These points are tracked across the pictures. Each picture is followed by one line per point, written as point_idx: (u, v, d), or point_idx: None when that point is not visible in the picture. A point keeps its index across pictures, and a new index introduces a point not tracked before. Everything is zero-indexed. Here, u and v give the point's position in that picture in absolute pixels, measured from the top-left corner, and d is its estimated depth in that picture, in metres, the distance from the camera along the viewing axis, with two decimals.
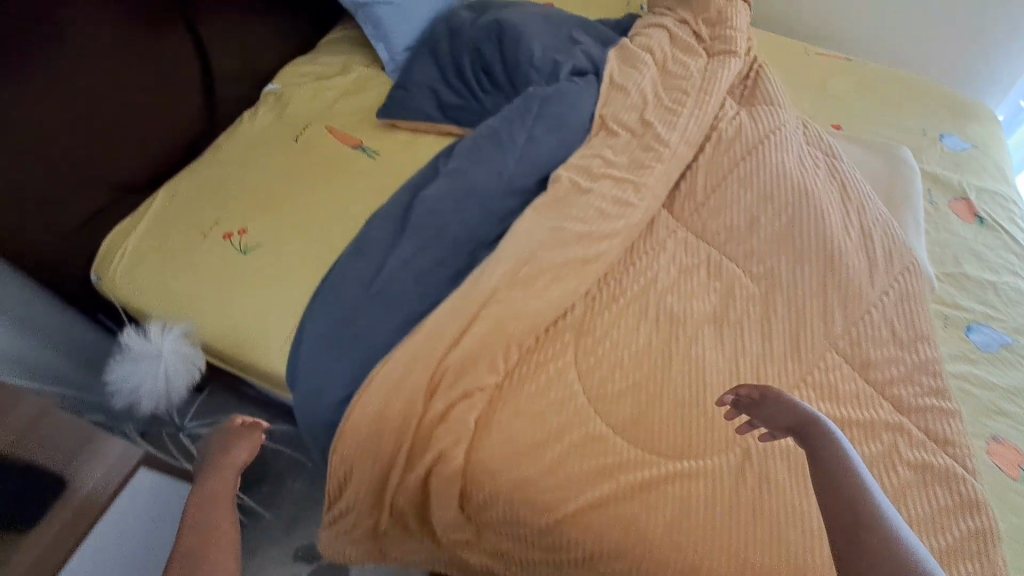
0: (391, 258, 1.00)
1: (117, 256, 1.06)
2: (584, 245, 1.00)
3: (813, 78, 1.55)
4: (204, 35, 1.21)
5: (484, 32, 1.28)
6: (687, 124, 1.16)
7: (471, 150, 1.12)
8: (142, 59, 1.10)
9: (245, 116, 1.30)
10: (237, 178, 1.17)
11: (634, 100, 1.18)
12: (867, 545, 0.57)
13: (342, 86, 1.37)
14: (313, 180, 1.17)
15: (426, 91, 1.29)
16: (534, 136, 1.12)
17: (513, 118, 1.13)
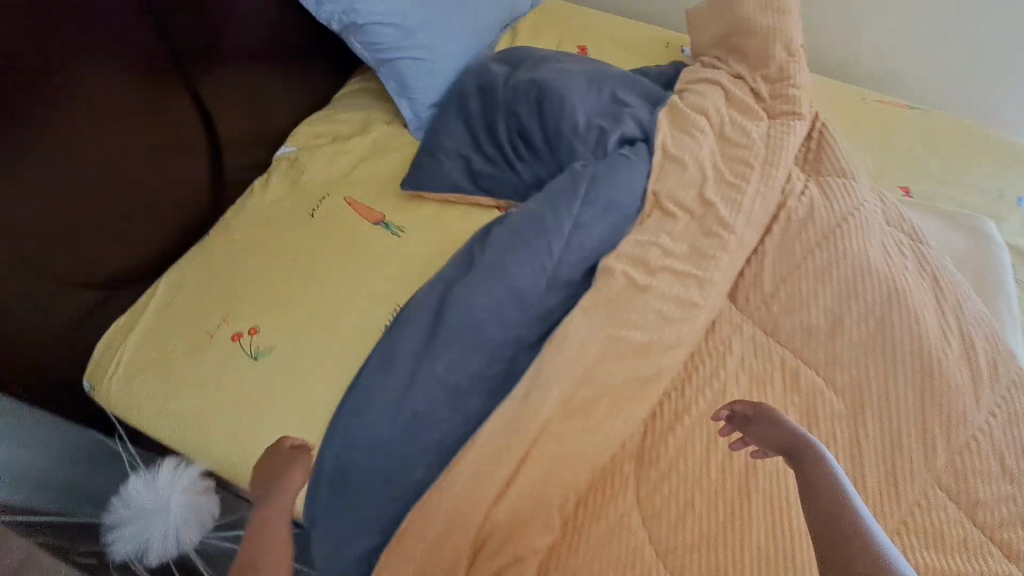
0: (422, 377, 0.88)
1: (113, 364, 0.94)
2: (647, 361, 0.87)
3: (875, 133, 1.42)
4: (210, 102, 1.08)
5: (520, 94, 1.15)
6: (754, 204, 1.02)
7: (510, 236, 0.99)
8: (141, 138, 0.97)
9: (255, 185, 1.17)
10: (247, 264, 1.05)
11: (691, 174, 1.05)
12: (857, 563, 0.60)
13: (361, 149, 1.26)
14: (335, 266, 1.06)
15: (456, 158, 1.16)
16: (582, 221, 0.99)
17: (559, 200, 0.99)
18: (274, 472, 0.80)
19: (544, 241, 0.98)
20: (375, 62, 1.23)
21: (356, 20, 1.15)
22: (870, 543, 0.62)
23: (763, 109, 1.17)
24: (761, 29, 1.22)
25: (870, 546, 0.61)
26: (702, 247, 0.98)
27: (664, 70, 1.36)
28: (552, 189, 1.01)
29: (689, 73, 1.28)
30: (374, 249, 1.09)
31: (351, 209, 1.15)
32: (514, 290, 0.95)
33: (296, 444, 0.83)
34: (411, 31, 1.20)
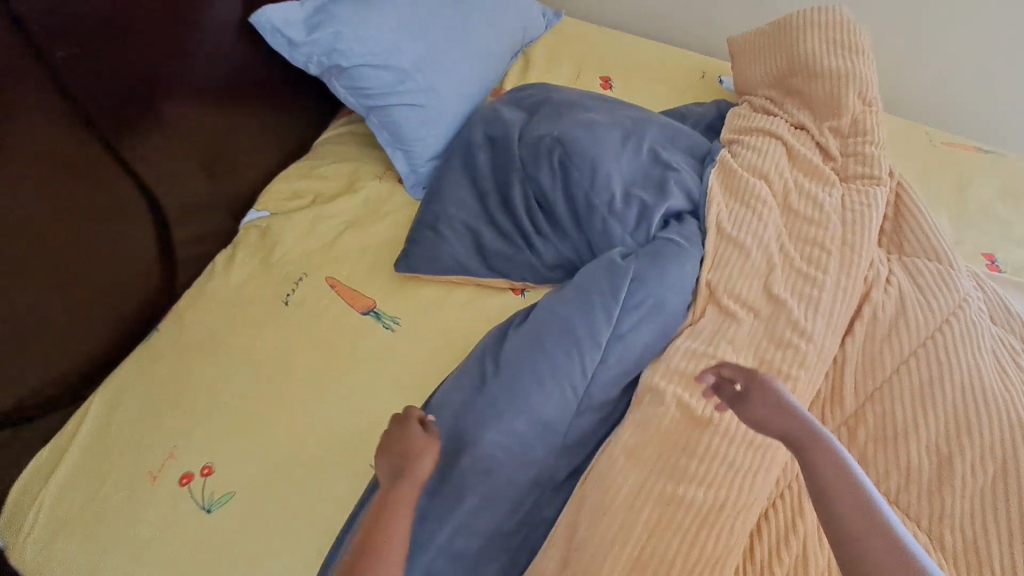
0: (418, 541, 0.69)
1: (31, 514, 0.76)
2: (708, 526, 0.68)
3: (950, 183, 1.21)
4: (147, 163, 0.87)
5: (541, 155, 0.94)
6: (834, 300, 0.82)
7: (527, 344, 0.78)
8: (49, 221, 0.77)
9: (217, 264, 0.98)
10: (206, 371, 0.87)
11: (753, 262, 0.85)
12: None
13: (347, 213, 1.05)
14: (314, 372, 0.88)
15: (462, 230, 0.95)
16: (622, 330, 0.79)
17: (593, 300, 0.79)
18: (404, 453, 0.64)
19: (575, 356, 0.77)
20: (364, 108, 1.02)
21: (340, 62, 0.95)
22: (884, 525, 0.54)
23: (835, 171, 0.95)
24: (829, 69, 1.00)
25: (893, 545, 0.53)
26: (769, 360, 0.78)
27: (705, 112, 1.14)
28: (581, 283, 0.82)
29: (735, 120, 1.07)
30: (363, 350, 0.90)
31: (335, 294, 0.95)
32: (540, 424, 0.74)
33: (427, 424, 0.67)
34: (407, 72, 0.99)
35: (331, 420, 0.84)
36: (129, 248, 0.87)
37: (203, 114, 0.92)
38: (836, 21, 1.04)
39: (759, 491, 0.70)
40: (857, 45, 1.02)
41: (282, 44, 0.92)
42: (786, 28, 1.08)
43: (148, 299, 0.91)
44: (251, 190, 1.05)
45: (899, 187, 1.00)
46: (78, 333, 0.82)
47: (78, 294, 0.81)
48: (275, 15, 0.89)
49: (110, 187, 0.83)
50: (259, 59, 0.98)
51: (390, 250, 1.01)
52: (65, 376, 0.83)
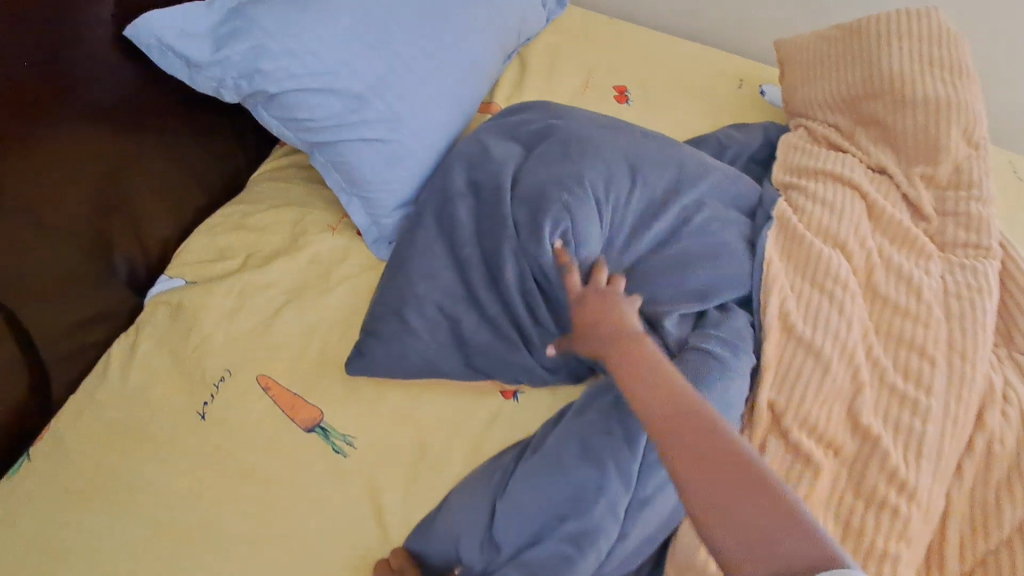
0: None
1: None
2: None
3: None
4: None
5: (542, 218, 0.70)
6: (942, 433, 0.60)
7: (526, 496, 0.61)
8: None
9: (116, 358, 0.75)
10: (92, 523, 0.64)
11: (833, 377, 0.62)
12: (705, 495, 0.48)
13: (289, 280, 0.80)
14: (239, 519, 0.65)
15: (437, 319, 0.71)
16: (647, 491, 0.60)
17: (606, 441, 0.61)
18: None
19: (583, 523, 0.57)
20: (306, 144, 0.76)
21: (266, 87, 0.69)
22: (716, 433, 0.51)
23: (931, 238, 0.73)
24: (924, 97, 0.77)
25: (724, 445, 0.50)
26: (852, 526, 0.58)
27: (752, 141, 0.89)
28: (588, 411, 0.65)
29: (792, 154, 0.82)
30: (305, 487, 0.67)
31: (271, 401, 0.72)
32: None
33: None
34: (362, 97, 0.73)
35: None
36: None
37: (82, 171, 0.71)
38: (931, 33, 0.80)
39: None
40: (958, 68, 0.78)
41: (180, 65, 0.67)
42: (864, 36, 0.83)
43: (16, 421, 0.68)
44: (162, 254, 0.83)
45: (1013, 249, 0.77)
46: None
47: None
48: (165, 25, 0.64)
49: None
50: (156, 97, 0.79)
51: (343, 334, 0.77)
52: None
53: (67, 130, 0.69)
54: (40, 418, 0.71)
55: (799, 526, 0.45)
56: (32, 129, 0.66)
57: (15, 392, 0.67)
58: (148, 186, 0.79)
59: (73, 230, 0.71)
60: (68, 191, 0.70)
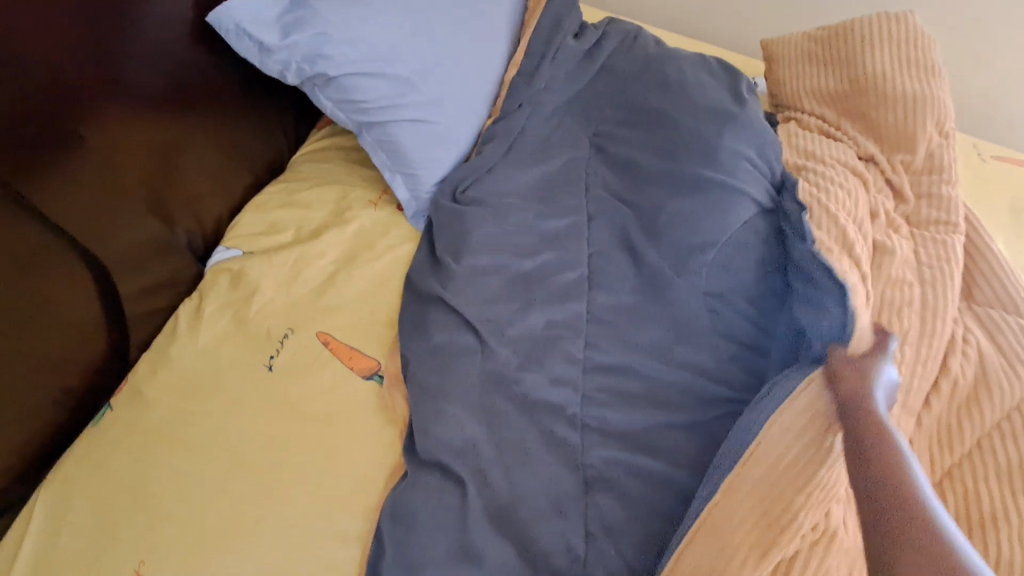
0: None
1: None
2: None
3: (986, 192, 1.20)
4: (116, 200, 0.74)
5: (663, 134, 0.95)
6: (910, 368, 0.77)
7: (476, 321, 0.80)
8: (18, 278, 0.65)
9: (181, 317, 0.80)
10: (177, 468, 0.70)
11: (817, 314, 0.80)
12: (888, 71, 1.00)
13: (338, 247, 0.88)
14: (313, 461, 0.72)
15: (516, 166, 0.92)
16: (506, 208, 0.89)
17: (508, 181, 0.91)
18: None
19: (573, 361, 0.81)
20: (356, 125, 0.85)
21: (327, 70, 0.78)
22: (924, 57, 1.01)
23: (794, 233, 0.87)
24: (900, 49, 1.01)
25: (913, 60, 1.00)
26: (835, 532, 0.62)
27: (629, 28, 1.09)
28: (502, 164, 0.92)
29: (787, 126, 1.05)
30: (371, 430, 0.75)
31: (330, 354, 0.79)
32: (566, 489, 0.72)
33: None
34: (408, 82, 0.82)
35: (325, 533, 0.68)
36: (85, 305, 0.72)
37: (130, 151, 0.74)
38: (912, 35, 1.03)
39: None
40: (912, 68, 1.00)
41: (250, 48, 0.75)
42: (851, 36, 1.04)
43: (97, 374, 0.76)
44: (217, 228, 0.91)
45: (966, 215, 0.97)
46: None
47: (23, 369, 0.67)
48: (241, 11, 0.71)
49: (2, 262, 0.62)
50: (218, 77, 0.84)
51: (392, 298, 0.85)
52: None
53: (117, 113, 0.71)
54: (117, 370, 0.78)
55: (894, 80, 0.99)
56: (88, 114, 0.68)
57: (101, 344, 0.75)
58: (206, 162, 0.86)
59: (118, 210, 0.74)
60: (156, 166, 0.78)
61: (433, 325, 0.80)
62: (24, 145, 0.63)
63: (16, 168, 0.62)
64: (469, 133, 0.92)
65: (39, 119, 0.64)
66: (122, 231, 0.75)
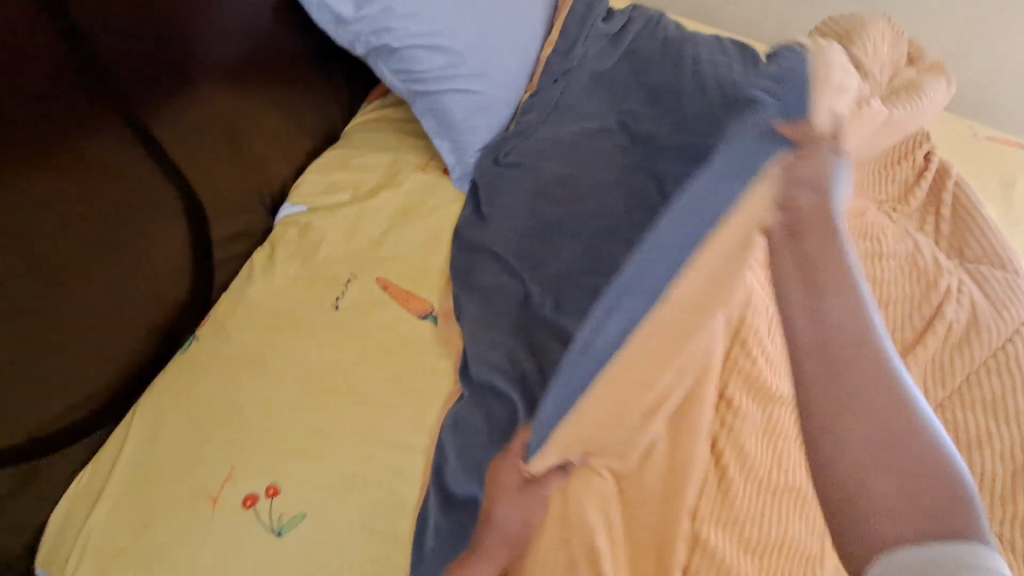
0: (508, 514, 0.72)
1: (74, 550, 0.70)
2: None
3: (980, 168, 1.29)
4: (208, 152, 0.83)
5: (683, 107, 1.05)
6: (900, 311, 0.87)
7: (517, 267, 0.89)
8: (133, 211, 0.73)
9: (257, 263, 0.90)
10: (260, 388, 0.79)
11: None
12: None
13: (393, 205, 0.97)
14: (379, 385, 0.80)
15: (554, 132, 1.01)
16: (545, 169, 0.98)
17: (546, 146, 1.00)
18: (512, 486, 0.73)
19: None
20: (412, 93, 0.95)
21: (389, 42, 0.87)
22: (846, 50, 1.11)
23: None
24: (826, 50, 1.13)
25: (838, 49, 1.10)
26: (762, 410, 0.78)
27: (652, 14, 1.19)
28: (541, 130, 1.01)
29: None
30: (429, 361, 0.84)
31: (389, 296, 0.88)
32: None
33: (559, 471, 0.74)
34: (459, 55, 0.92)
35: (398, 450, 0.76)
36: (180, 243, 0.81)
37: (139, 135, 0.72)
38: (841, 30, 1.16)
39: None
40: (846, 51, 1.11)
41: (328, 20, 0.85)
42: None
43: (184, 309, 0.84)
44: (282, 189, 1.00)
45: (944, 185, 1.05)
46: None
47: (128, 294, 0.75)
48: None
49: (19, 216, 0.60)
50: (290, 48, 0.94)
51: (443, 251, 0.94)
52: (79, 409, 0.74)
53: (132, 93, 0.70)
54: (200, 309, 0.87)
55: None
56: (86, 90, 0.65)
57: (189, 283, 0.84)
58: (276, 126, 0.96)
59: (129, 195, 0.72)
60: (240, 125, 0.88)
61: (478, 271, 0.90)
62: (147, 92, 0.72)
63: (138, 111, 0.71)
64: (510, 104, 1.02)
65: (160, 73, 0.73)
66: (212, 180, 0.84)
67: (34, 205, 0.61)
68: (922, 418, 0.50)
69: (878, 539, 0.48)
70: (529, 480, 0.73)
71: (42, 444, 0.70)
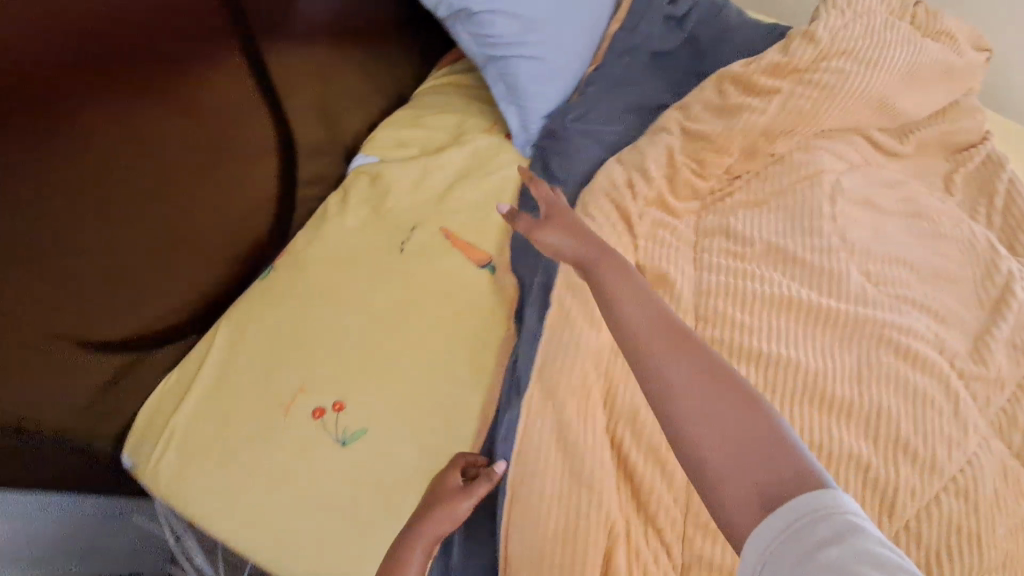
0: None
1: (161, 442, 0.77)
2: (872, 509, 0.68)
3: None
4: (297, 96, 0.90)
5: None
6: (954, 294, 0.87)
7: None
8: (234, 138, 0.80)
9: (331, 206, 0.96)
10: (330, 315, 0.85)
11: (869, 237, 0.91)
12: None
13: (458, 163, 1.03)
14: (440, 322, 0.86)
15: (615, 104, 1.05)
16: (605, 137, 1.02)
17: (607, 116, 1.04)
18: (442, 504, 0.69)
19: None
20: (484, 58, 1.00)
21: (471, 6, 0.92)
22: None
23: (808, 159, 0.96)
24: None
25: None
26: (868, 367, 0.77)
27: None
28: (603, 100, 1.05)
29: None
30: (485, 307, 0.89)
31: (451, 245, 0.94)
32: None
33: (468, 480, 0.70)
34: (533, 23, 0.97)
35: (456, 384, 0.82)
36: (266, 177, 0.88)
37: (224, 75, 0.76)
38: None
39: (909, 477, 0.70)
40: None
41: None
42: None
43: (264, 240, 0.91)
44: (355, 142, 1.06)
45: (999, 172, 1.03)
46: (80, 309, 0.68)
47: (221, 216, 0.82)
48: None
49: (144, 125, 0.67)
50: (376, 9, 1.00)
51: (504, 209, 0.99)
52: (161, 320, 0.79)
53: (223, 44, 0.74)
54: (277, 244, 0.94)
55: None
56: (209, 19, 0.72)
57: (271, 216, 0.91)
58: (355, 81, 1.02)
59: (205, 138, 0.76)
60: (327, 75, 0.95)
61: None
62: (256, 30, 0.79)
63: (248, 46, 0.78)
64: (574, 76, 1.06)
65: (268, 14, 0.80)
66: (298, 122, 0.91)
67: (157, 115, 0.68)
68: (735, 373, 0.55)
69: (724, 492, 0.49)
70: (465, 488, 0.69)
71: (131, 343, 0.76)
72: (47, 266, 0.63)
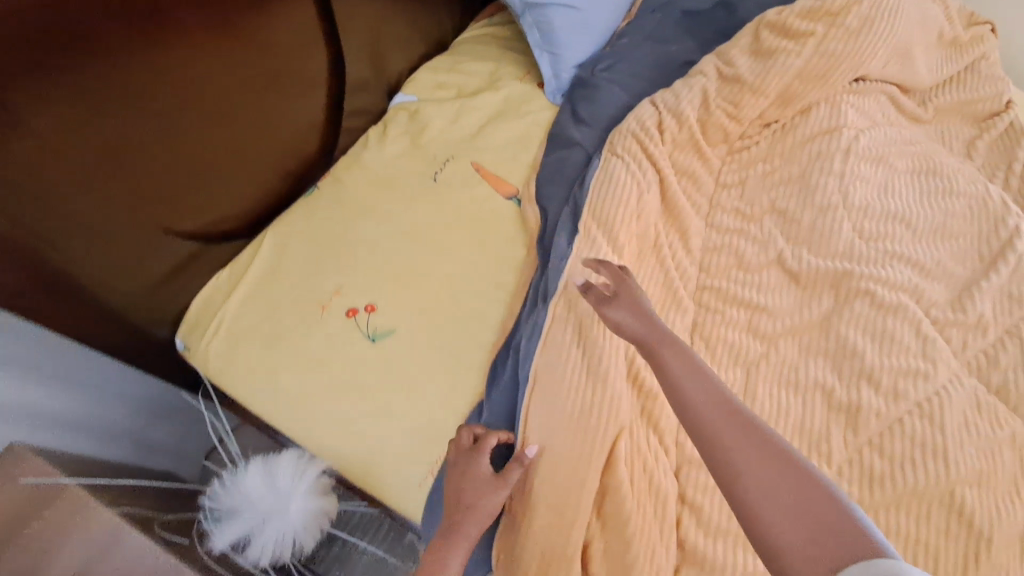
0: None
1: (210, 328, 0.86)
2: (843, 419, 0.75)
3: None
4: (348, 28, 0.97)
5: None
6: (960, 246, 0.89)
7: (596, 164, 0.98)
8: (289, 59, 0.88)
9: (372, 136, 1.04)
10: (367, 230, 0.92)
11: (879, 190, 0.93)
12: None
13: (491, 106, 1.09)
14: (466, 243, 0.92)
15: (645, 57, 1.10)
16: (633, 87, 1.07)
17: (637, 68, 1.09)
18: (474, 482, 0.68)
19: None
20: (522, 6, 1.06)
21: None
22: None
23: (830, 113, 0.99)
24: None
25: None
26: (838, 314, 0.82)
27: None
28: (633, 53, 1.10)
29: None
30: (509, 233, 0.95)
31: (480, 176, 1.00)
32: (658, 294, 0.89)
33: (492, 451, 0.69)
34: None
35: (477, 298, 0.88)
36: (315, 101, 0.95)
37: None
38: None
39: (880, 398, 0.75)
40: None
41: None
42: None
43: (309, 162, 0.99)
44: (396, 82, 1.13)
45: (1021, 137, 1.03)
46: (149, 214, 0.76)
47: (273, 131, 0.90)
48: None
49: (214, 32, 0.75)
50: None
51: (533, 148, 1.04)
52: (217, 219, 0.87)
53: None
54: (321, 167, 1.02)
55: None
56: None
57: (317, 140, 0.99)
58: (401, 24, 1.10)
59: (263, 54, 0.83)
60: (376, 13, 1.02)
61: (563, 162, 0.99)
62: None
63: None
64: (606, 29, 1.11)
65: None
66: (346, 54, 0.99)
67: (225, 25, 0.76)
68: (802, 459, 0.51)
69: None
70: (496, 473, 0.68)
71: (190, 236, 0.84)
72: (124, 161, 0.71)
